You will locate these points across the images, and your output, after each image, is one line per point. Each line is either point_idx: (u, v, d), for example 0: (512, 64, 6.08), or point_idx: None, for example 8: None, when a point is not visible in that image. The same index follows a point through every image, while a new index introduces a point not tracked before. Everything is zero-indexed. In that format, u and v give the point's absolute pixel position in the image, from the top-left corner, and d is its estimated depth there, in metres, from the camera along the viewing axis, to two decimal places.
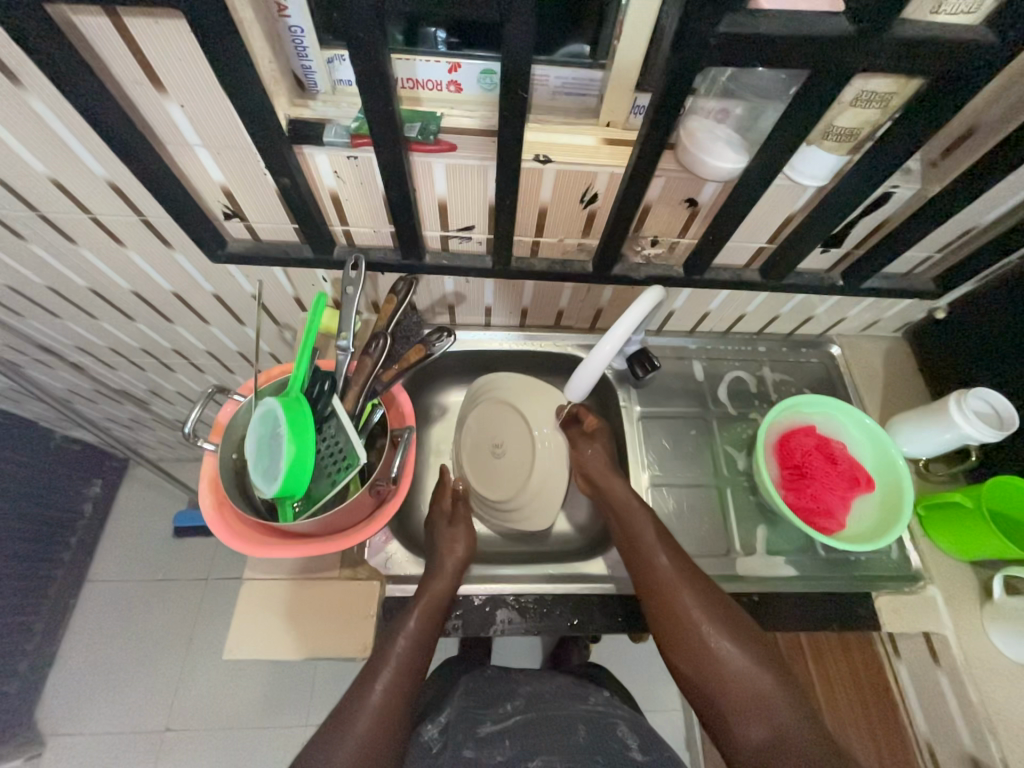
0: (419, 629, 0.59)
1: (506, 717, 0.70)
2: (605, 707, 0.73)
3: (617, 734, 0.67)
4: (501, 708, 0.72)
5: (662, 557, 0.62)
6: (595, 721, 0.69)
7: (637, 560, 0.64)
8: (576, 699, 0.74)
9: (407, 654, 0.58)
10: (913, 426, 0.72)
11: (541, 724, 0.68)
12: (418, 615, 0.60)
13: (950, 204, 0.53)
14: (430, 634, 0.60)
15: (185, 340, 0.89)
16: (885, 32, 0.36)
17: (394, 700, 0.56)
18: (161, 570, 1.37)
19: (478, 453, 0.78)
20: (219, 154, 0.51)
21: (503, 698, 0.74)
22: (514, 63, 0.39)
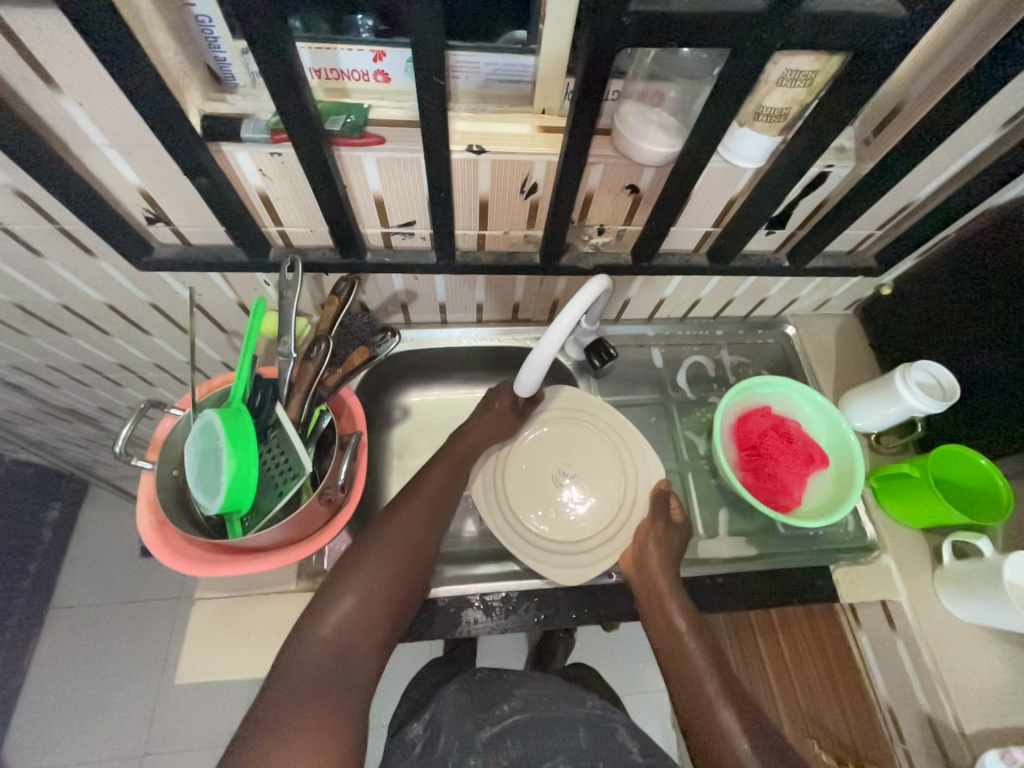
0: (425, 505, 0.67)
1: (501, 719, 0.69)
2: (603, 710, 0.72)
3: (616, 737, 0.68)
4: (497, 709, 0.71)
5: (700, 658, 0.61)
6: (595, 724, 0.69)
7: (674, 656, 0.62)
8: (574, 702, 0.73)
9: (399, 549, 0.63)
10: (863, 401, 0.74)
11: (540, 726, 0.67)
12: (410, 518, 0.65)
13: (881, 182, 0.54)
14: (437, 506, 0.68)
15: (128, 353, 0.85)
16: (797, 8, 0.36)
17: (400, 557, 0.63)
18: (128, 592, 1.32)
19: (545, 477, 0.76)
20: (131, 155, 0.48)
21: (499, 699, 0.72)
22: (427, 50, 0.37)
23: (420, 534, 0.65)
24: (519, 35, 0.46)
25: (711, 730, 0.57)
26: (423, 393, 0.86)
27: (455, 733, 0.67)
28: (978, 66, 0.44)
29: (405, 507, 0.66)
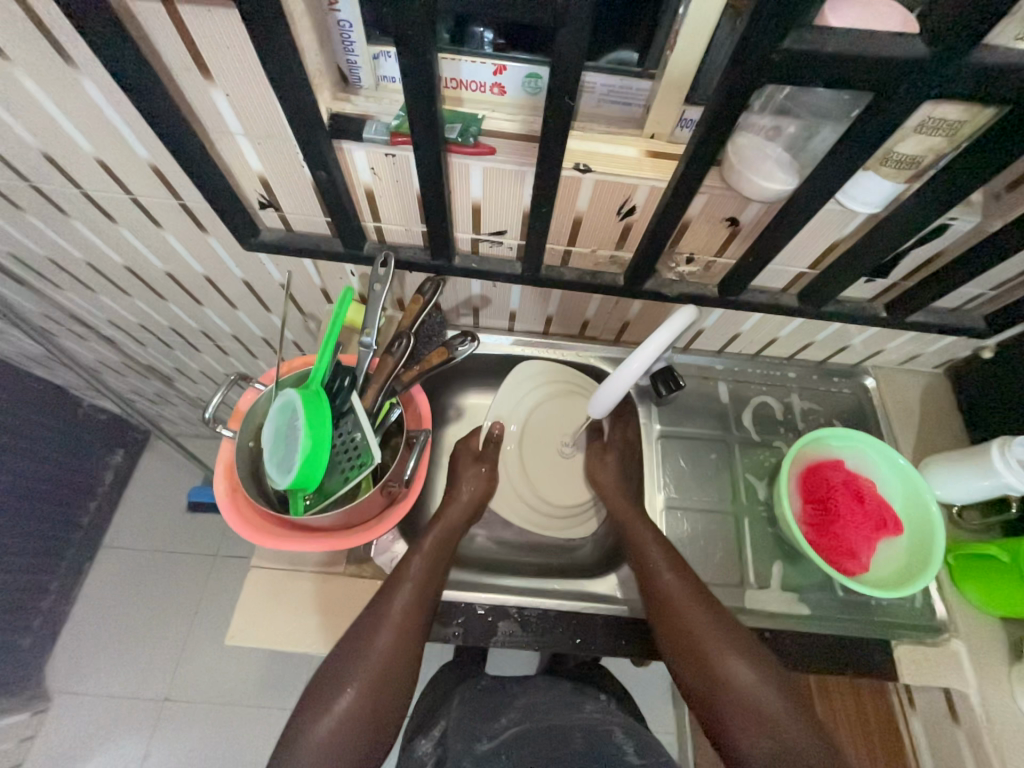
0: (432, 560, 0.62)
1: (499, 732, 0.68)
2: (602, 716, 0.71)
3: (614, 740, 0.65)
4: (497, 723, 0.70)
5: (668, 574, 0.62)
6: (591, 730, 0.67)
7: (645, 578, 0.63)
8: (571, 711, 0.71)
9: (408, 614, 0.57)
10: (950, 470, 0.69)
11: (535, 736, 0.65)
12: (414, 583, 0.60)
13: (1011, 241, 0.50)
14: (439, 567, 0.62)
15: (213, 322, 0.90)
16: (962, 58, 0.34)
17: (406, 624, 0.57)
18: (172, 542, 1.40)
19: (547, 454, 0.81)
20: (260, 144, 0.51)
21: (498, 713, 0.72)
22: (563, 70, 0.38)
23: (414, 627, 0.57)
24: (629, 56, 0.47)
25: (691, 644, 0.58)
26: (479, 397, 0.87)
27: (464, 742, 0.67)
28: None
29: (406, 571, 0.61)
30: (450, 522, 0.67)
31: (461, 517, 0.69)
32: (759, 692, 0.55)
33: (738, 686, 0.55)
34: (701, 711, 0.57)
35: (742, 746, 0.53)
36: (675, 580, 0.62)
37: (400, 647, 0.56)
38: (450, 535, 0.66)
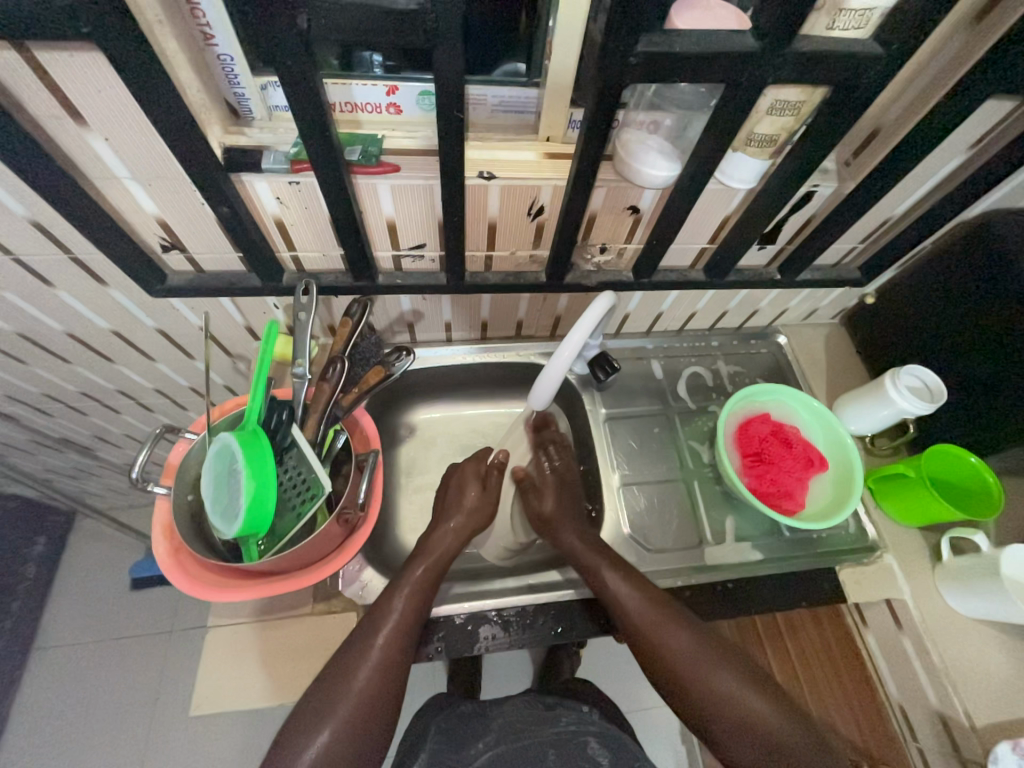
0: (432, 565, 0.63)
1: (475, 759, 0.66)
2: (576, 725, 0.70)
3: (588, 753, 0.65)
4: (472, 748, 0.68)
5: (609, 575, 0.63)
6: (565, 745, 0.66)
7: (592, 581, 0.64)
8: (546, 724, 0.70)
9: (407, 611, 0.58)
10: (857, 405, 0.77)
11: (513, 759, 0.64)
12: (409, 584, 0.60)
13: (863, 198, 0.58)
14: (439, 566, 0.63)
15: (129, 380, 0.84)
16: (787, 49, 0.39)
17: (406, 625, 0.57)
18: (119, 627, 1.27)
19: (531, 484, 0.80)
20: (152, 186, 0.49)
21: (474, 738, 0.70)
22: (447, 85, 0.40)
23: (394, 670, 0.54)
24: (517, 66, 0.50)
25: (652, 637, 0.59)
26: (428, 411, 0.87)
27: None
28: (946, 96, 0.49)
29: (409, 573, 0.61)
30: (442, 548, 0.65)
31: (455, 545, 0.66)
32: (737, 694, 0.56)
33: (718, 696, 0.56)
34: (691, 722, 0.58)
35: (721, 732, 0.56)
36: (635, 598, 0.61)
37: (377, 691, 0.53)
38: (441, 567, 0.63)
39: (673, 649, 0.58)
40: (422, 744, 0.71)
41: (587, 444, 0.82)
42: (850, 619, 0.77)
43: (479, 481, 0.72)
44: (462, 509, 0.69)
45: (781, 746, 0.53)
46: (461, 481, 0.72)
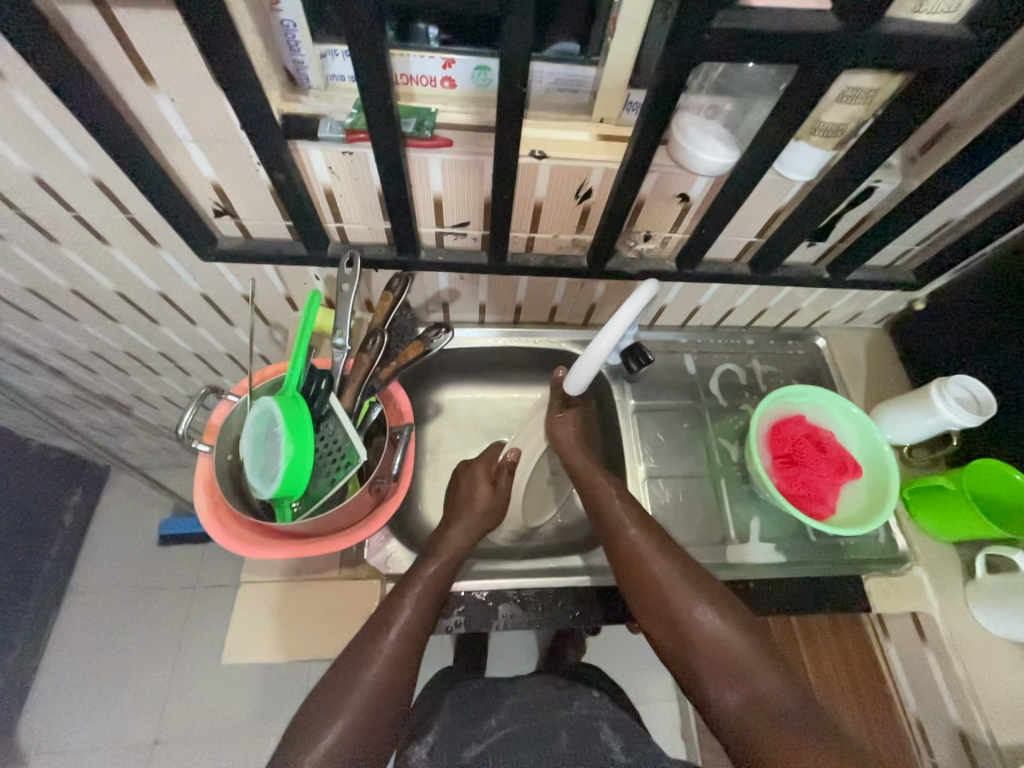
0: (443, 565, 0.63)
1: (488, 735, 0.67)
2: (589, 712, 0.71)
3: (601, 738, 0.66)
4: (485, 724, 0.69)
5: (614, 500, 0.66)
6: (578, 728, 0.67)
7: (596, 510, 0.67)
8: (560, 708, 0.71)
9: (419, 610, 0.58)
10: (898, 414, 0.74)
11: (524, 738, 0.65)
12: (423, 586, 0.60)
13: (929, 196, 0.56)
14: (451, 566, 0.63)
15: (170, 341, 0.87)
16: (869, 31, 0.37)
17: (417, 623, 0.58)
18: (147, 579, 1.33)
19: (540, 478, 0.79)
20: (211, 149, 0.50)
21: (487, 714, 0.71)
22: (512, 57, 0.39)
23: (405, 663, 0.55)
24: (571, 47, 0.49)
25: (641, 563, 0.61)
26: (456, 391, 0.88)
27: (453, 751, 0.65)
28: None
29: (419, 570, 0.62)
30: (454, 547, 0.65)
31: (466, 542, 0.66)
32: (727, 638, 0.56)
33: (704, 635, 0.56)
34: (671, 662, 0.59)
35: (697, 664, 0.56)
36: (636, 533, 0.63)
37: (390, 680, 0.54)
38: (452, 569, 0.63)
39: (660, 577, 0.60)
40: (434, 715, 0.73)
41: (614, 436, 0.81)
42: (871, 629, 0.74)
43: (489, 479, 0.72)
44: (473, 510, 0.69)
45: (754, 681, 0.53)
46: (471, 480, 0.72)
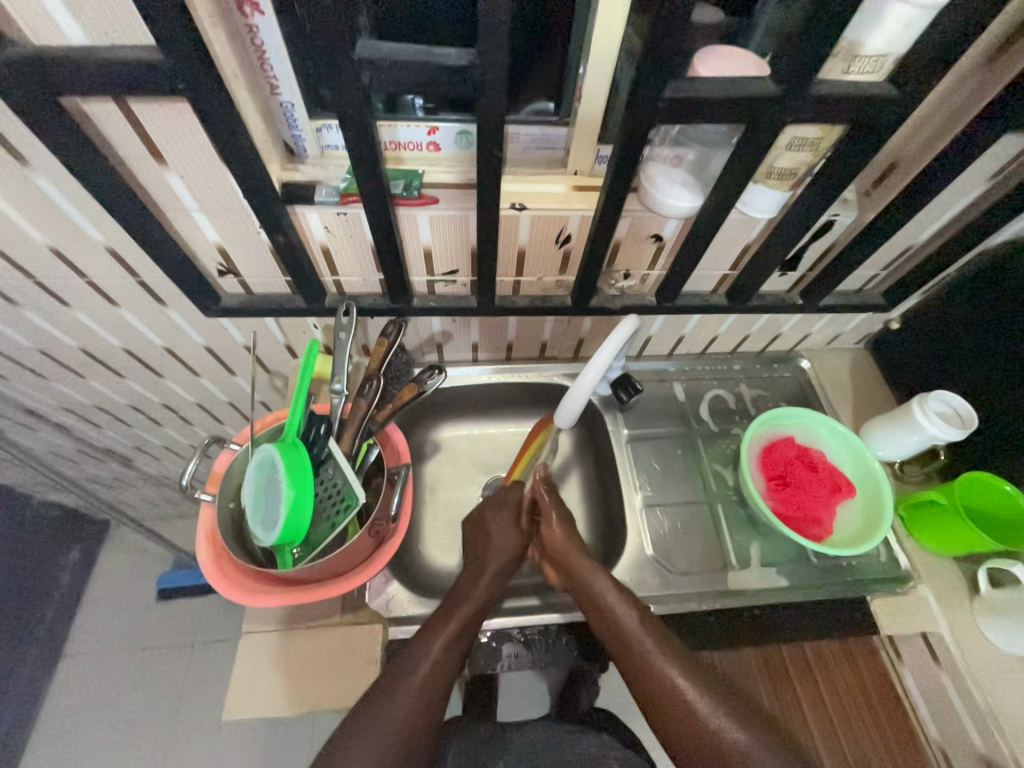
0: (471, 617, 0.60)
1: None
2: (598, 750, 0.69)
3: None
4: None
5: (613, 597, 0.60)
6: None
7: (595, 610, 0.60)
8: (567, 749, 0.70)
9: (443, 664, 0.56)
10: (885, 430, 0.76)
11: None
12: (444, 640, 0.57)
13: (885, 227, 0.59)
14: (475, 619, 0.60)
15: (174, 393, 0.89)
16: (805, 92, 0.42)
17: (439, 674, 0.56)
18: (144, 636, 1.30)
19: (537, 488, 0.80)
20: (216, 217, 0.54)
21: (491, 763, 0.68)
22: (489, 129, 0.44)
23: (427, 713, 0.54)
24: (546, 106, 0.54)
25: (652, 673, 0.56)
26: (453, 429, 0.90)
27: None
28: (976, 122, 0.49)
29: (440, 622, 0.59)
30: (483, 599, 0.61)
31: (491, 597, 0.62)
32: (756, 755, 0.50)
33: (728, 751, 0.51)
34: None
35: None
36: (642, 632, 0.58)
37: (410, 735, 0.52)
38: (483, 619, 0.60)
39: (675, 688, 0.54)
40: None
41: (609, 466, 0.83)
42: (884, 653, 0.71)
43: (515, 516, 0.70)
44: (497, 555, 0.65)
45: None
46: (501, 526, 0.69)
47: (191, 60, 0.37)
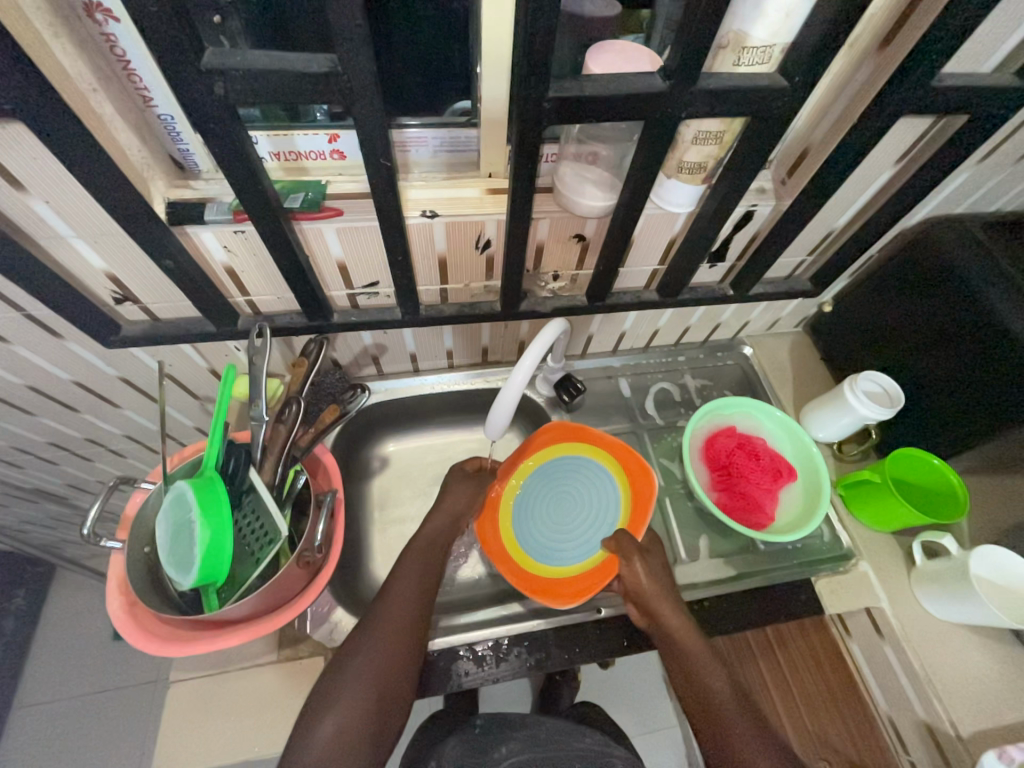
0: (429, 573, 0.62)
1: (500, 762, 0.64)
2: (602, 745, 0.68)
3: None
4: (496, 752, 0.66)
5: (675, 624, 0.60)
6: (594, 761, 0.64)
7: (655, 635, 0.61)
8: (571, 738, 0.69)
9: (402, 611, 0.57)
10: (821, 413, 0.78)
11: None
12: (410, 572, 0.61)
13: (800, 215, 0.60)
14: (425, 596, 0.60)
15: (97, 428, 0.83)
16: (692, 86, 0.41)
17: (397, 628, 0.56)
18: (101, 679, 1.23)
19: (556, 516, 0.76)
20: (98, 242, 0.50)
21: (497, 743, 0.68)
22: (372, 136, 0.41)
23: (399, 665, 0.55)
24: (465, 104, 0.51)
25: (712, 713, 0.56)
26: (400, 442, 0.87)
27: None
28: (876, 98, 0.48)
29: (390, 591, 0.59)
30: (427, 545, 0.66)
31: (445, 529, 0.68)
32: None
33: None
34: None
35: None
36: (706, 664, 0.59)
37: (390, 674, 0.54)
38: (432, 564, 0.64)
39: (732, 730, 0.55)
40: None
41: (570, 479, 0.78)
42: (835, 629, 0.75)
43: (437, 549, 0.66)
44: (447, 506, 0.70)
45: None
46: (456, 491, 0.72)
47: (20, 79, 0.34)
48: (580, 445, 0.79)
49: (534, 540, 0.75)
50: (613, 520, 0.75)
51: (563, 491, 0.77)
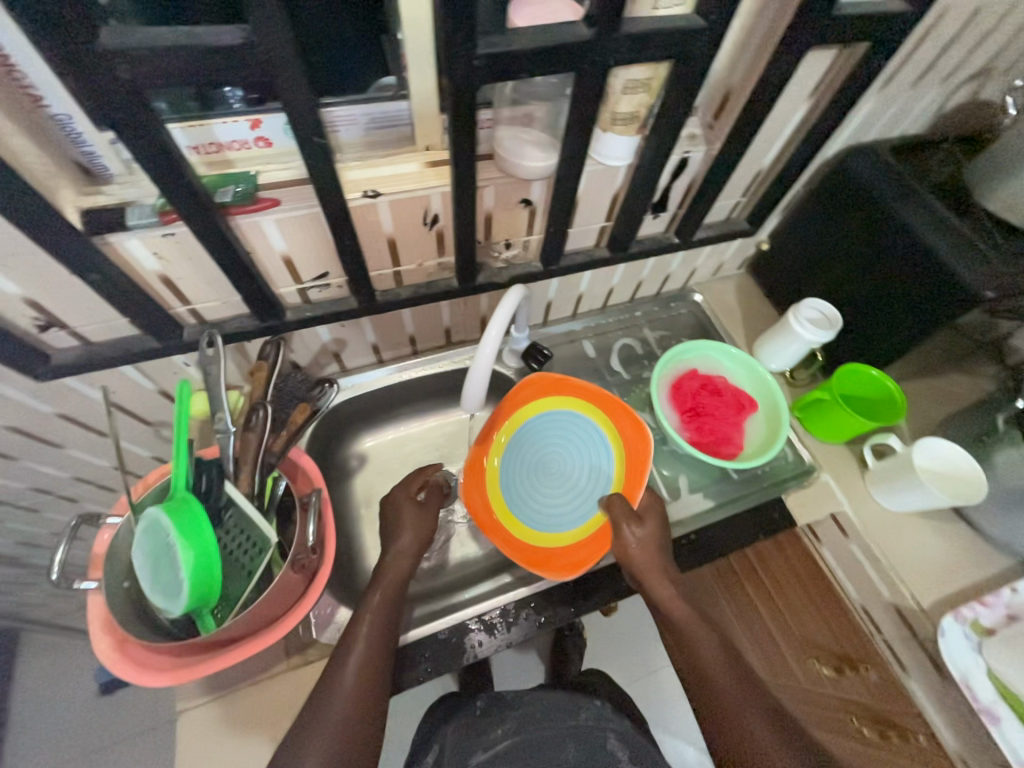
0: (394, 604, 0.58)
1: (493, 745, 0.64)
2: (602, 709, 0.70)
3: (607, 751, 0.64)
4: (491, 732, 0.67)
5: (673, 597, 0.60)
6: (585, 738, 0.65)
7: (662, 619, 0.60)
8: (564, 716, 0.68)
9: (374, 640, 0.54)
10: (771, 344, 0.83)
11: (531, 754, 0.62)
12: (383, 598, 0.58)
13: (731, 156, 0.62)
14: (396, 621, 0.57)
15: (42, 474, 0.77)
16: (616, 32, 0.41)
17: (371, 660, 0.53)
18: (94, 738, 1.16)
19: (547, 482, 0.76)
20: (8, 266, 0.46)
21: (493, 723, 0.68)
22: (301, 114, 0.39)
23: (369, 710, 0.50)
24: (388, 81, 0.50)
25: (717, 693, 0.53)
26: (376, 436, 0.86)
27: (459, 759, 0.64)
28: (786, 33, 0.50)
29: (362, 621, 0.56)
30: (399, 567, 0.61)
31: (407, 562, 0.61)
32: None
33: None
34: None
35: None
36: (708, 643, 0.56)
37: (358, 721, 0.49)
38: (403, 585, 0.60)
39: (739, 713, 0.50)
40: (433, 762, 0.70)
41: (558, 443, 0.78)
42: (806, 539, 0.81)
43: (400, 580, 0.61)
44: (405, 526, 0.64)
45: None
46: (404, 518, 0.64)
47: None
48: (551, 403, 0.79)
49: (528, 508, 0.75)
50: (609, 481, 0.74)
51: (551, 455, 0.77)
